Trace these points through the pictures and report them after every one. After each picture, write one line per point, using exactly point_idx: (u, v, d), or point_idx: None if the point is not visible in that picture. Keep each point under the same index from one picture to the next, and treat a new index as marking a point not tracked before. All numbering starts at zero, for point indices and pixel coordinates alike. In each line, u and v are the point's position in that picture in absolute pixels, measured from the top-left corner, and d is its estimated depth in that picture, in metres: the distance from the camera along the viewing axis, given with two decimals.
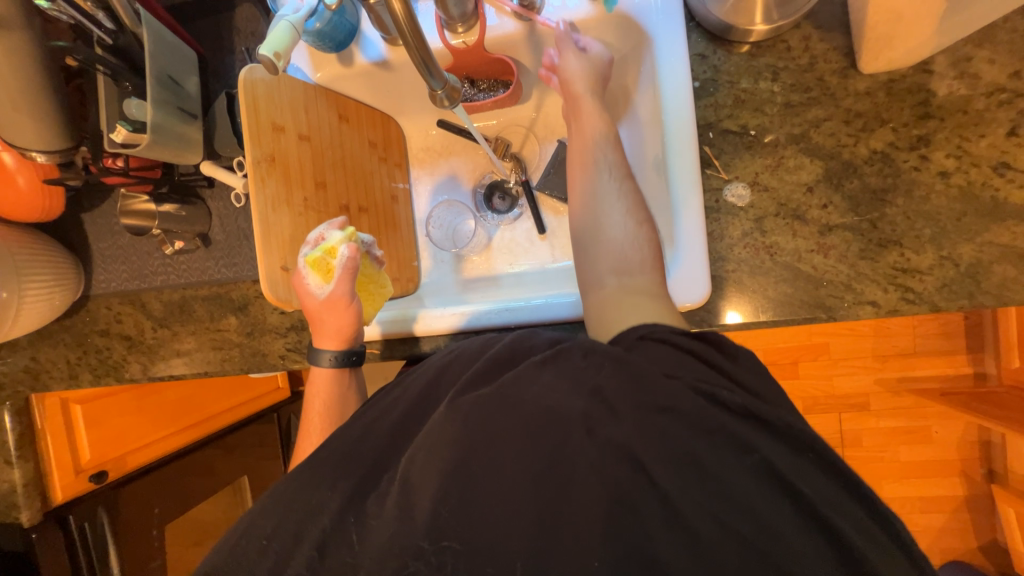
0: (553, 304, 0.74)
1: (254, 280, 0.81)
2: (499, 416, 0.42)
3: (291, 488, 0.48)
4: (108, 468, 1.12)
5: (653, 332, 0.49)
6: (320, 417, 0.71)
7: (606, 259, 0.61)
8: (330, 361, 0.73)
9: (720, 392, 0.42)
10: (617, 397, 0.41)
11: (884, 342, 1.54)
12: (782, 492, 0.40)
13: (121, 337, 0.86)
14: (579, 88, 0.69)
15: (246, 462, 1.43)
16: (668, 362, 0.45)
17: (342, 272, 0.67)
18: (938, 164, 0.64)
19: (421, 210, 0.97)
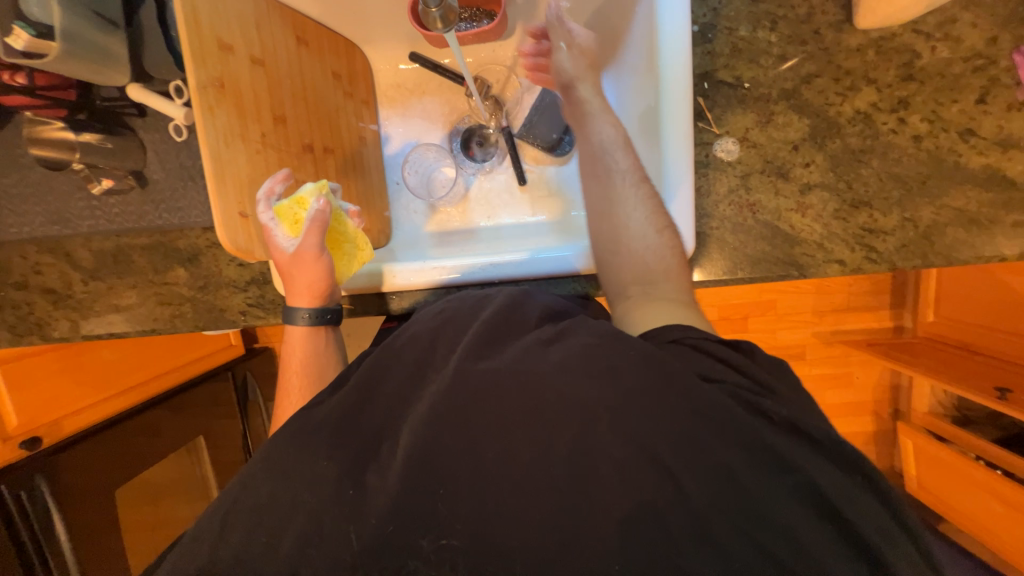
0: (537, 260, 0.73)
1: (205, 228, 0.72)
2: (517, 412, 0.44)
3: (286, 455, 0.46)
4: (41, 433, 1.03)
5: (686, 336, 0.50)
6: (299, 378, 0.65)
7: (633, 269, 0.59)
8: (305, 319, 0.67)
9: (759, 401, 0.43)
10: (633, 383, 0.43)
11: (823, 299, 1.68)
12: (778, 469, 0.40)
13: (42, 290, 0.75)
14: (584, 94, 0.67)
15: (199, 421, 1.36)
16: (693, 362, 0.47)
17: (311, 225, 0.62)
18: (913, 128, 0.66)
19: (392, 155, 0.90)
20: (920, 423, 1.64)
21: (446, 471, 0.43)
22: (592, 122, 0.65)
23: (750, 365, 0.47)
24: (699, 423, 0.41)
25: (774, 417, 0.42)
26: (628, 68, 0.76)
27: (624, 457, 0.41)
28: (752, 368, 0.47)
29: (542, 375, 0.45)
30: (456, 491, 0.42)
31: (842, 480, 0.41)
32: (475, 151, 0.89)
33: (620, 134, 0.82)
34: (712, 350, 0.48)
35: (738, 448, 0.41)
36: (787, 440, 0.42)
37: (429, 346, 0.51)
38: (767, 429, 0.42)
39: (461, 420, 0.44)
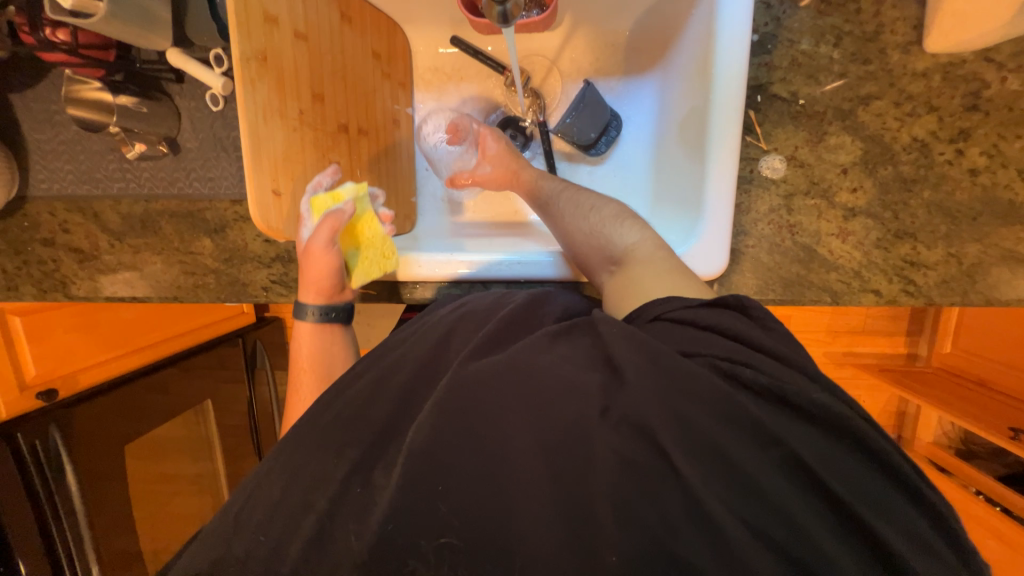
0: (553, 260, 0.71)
1: (234, 200, 0.72)
2: (516, 387, 0.43)
3: (308, 444, 0.47)
4: (57, 386, 1.05)
5: (671, 309, 0.50)
6: (311, 367, 0.66)
7: (593, 254, 0.65)
8: (313, 315, 0.68)
9: (742, 370, 0.42)
10: (629, 366, 0.43)
11: (839, 320, 1.66)
12: (816, 494, 0.39)
13: (69, 249, 0.75)
14: (511, 165, 0.79)
15: (204, 387, 1.37)
16: (681, 339, 0.46)
17: (329, 221, 0.61)
18: (970, 161, 0.63)
19: (424, 138, 0.87)
20: (921, 452, 1.61)
21: (444, 453, 0.41)
22: (529, 183, 0.76)
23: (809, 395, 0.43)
24: (716, 428, 0.40)
25: (792, 419, 0.41)
26: (678, 71, 0.73)
27: (629, 450, 0.39)
28: (770, 349, 0.44)
29: (549, 366, 0.44)
30: (454, 472, 0.40)
31: (872, 501, 0.39)
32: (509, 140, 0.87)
33: (659, 139, 0.80)
34: (695, 318, 0.48)
35: (756, 456, 0.39)
36: (803, 431, 0.41)
37: (447, 338, 0.52)
38: (776, 420, 0.41)
39: (461, 398, 0.43)
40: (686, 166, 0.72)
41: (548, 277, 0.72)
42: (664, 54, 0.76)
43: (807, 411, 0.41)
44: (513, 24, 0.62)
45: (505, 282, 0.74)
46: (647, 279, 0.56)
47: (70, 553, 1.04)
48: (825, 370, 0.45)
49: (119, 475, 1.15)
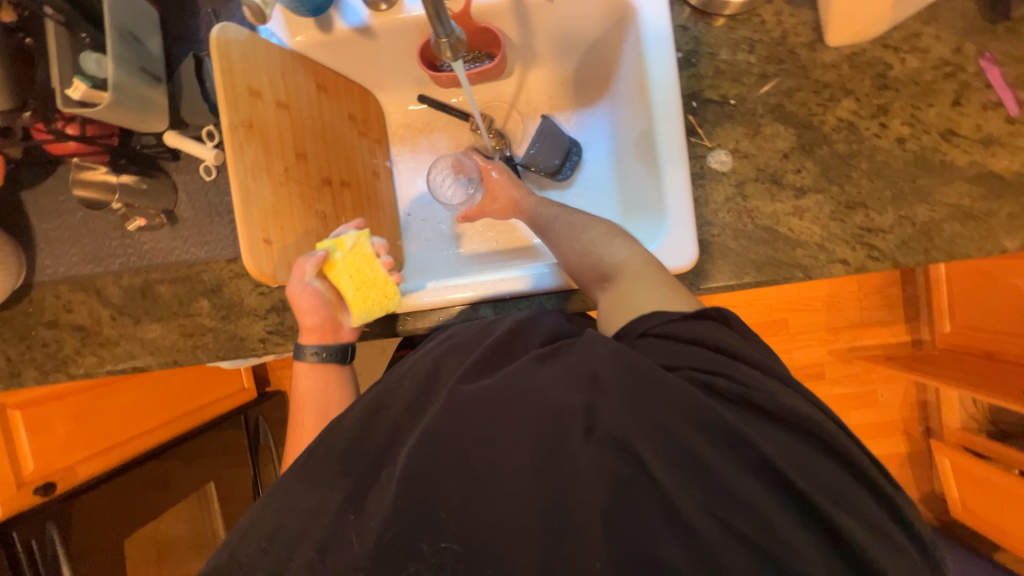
0: (532, 275, 0.74)
1: (229, 260, 0.76)
2: (495, 412, 0.43)
3: (296, 481, 0.47)
4: (57, 479, 1.01)
5: (651, 327, 0.50)
6: (312, 409, 0.69)
7: (590, 277, 0.66)
8: (312, 356, 0.70)
9: (717, 381, 0.43)
10: (612, 382, 0.42)
11: (835, 315, 1.67)
12: (785, 490, 0.39)
13: (71, 327, 0.78)
14: (512, 195, 0.83)
15: (210, 468, 1.38)
16: (663, 353, 0.47)
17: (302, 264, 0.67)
18: (895, 131, 0.69)
19: (403, 188, 0.95)
20: (954, 440, 1.56)
21: (432, 472, 0.41)
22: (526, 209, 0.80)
23: (742, 348, 0.46)
24: (689, 431, 0.40)
25: (761, 420, 0.41)
26: (622, 100, 0.82)
27: (612, 463, 0.39)
28: (732, 347, 0.46)
29: (533, 381, 0.44)
30: (441, 501, 0.41)
31: (832, 481, 0.40)
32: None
33: (618, 157, 0.87)
34: (679, 332, 0.48)
35: (733, 455, 0.39)
36: (771, 430, 0.41)
37: (436, 367, 0.50)
38: (743, 420, 0.41)
39: (442, 432, 0.43)
40: (643, 178, 0.78)
41: (532, 290, 0.74)
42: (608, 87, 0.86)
43: (776, 413, 0.42)
44: (462, 58, 0.68)
45: (492, 302, 0.76)
46: (638, 292, 0.58)
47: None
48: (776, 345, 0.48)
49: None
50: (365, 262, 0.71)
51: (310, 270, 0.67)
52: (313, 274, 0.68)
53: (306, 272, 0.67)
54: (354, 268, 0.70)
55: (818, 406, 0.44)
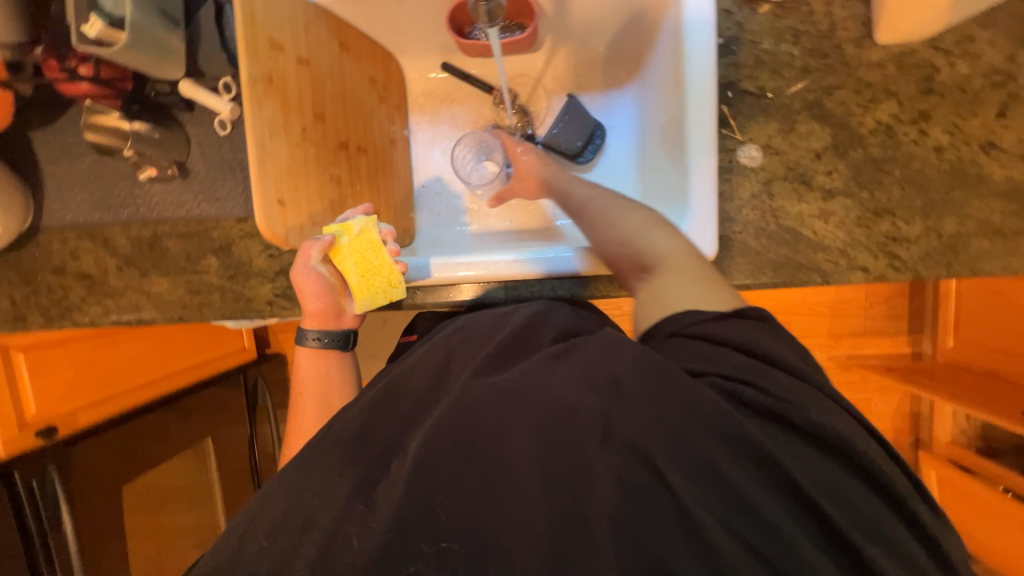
0: (546, 257, 0.73)
1: (239, 219, 0.75)
2: (511, 413, 0.42)
3: (302, 470, 0.46)
4: (57, 424, 1.03)
5: (685, 325, 0.49)
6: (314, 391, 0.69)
7: (623, 264, 0.61)
8: (314, 341, 0.71)
9: (746, 392, 0.42)
10: (633, 387, 0.42)
11: (839, 322, 1.67)
12: (805, 508, 0.39)
13: (77, 274, 0.77)
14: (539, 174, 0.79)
15: (206, 426, 1.37)
16: (692, 356, 0.46)
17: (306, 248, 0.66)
18: (934, 140, 0.67)
19: (419, 158, 0.93)
20: (943, 454, 1.58)
21: (442, 468, 0.41)
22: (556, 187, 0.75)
23: (783, 353, 0.45)
24: (711, 443, 0.39)
25: (788, 435, 0.41)
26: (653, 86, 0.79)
27: (627, 471, 0.39)
28: (770, 350, 0.45)
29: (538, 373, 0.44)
30: (447, 489, 0.40)
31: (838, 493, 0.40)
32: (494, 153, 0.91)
33: (641, 144, 0.85)
34: (711, 334, 0.47)
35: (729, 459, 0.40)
36: (798, 445, 0.41)
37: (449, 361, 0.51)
38: (767, 434, 0.40)
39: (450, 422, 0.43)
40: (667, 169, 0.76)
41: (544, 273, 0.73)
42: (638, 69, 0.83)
43: (805, 429, 0.41)
44: None
45: (502, 281, 0.75)
46: (674, 286, 0.54)
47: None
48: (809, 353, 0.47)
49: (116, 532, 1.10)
50: (371, 251, 0.69)
51: (314, 256, 0.66)
52: (318, 260, 0.67)
53: (311, 257, 0.66)
54: (359, 256, 0.68)
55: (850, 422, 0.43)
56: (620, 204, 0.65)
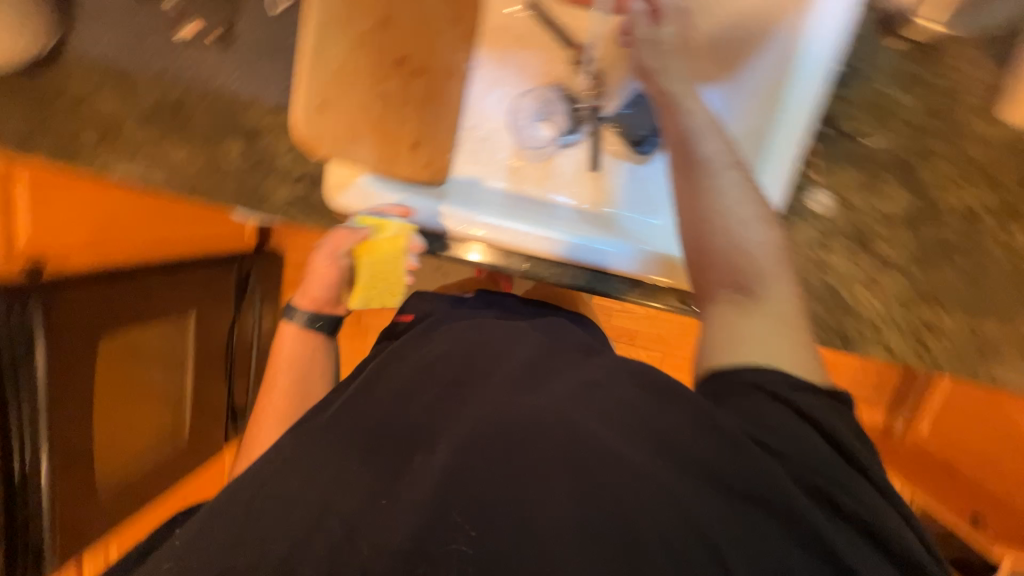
0: (573, 244, 0.77)
1: (275, 109, 0.70)
2: (545, 444, 0.46)
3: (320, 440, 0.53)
4: (42, 260, 1.02)
5: (766, 380, 0.45)
6: (287, 365, 0.80)
7: (713, 267, 0.51)
8: (298, 319, 0.82)
9: (819, 479, 0.42)
10: (683, 445, 0.44)
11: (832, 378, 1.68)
12: None
13: (94, 118, 0.73)
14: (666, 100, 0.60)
15: (193, 299, 1.37)
16: (759, 419, 0.44)
17: (340, 233, 0.74)
18: (1013, 240, 0.63)
19: (472, 99, 0.86)
20: None
21: (472, 474, 0.45)
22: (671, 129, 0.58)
23: (857, 444, 0.44)
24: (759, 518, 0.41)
25: (840, 522, 0.42)
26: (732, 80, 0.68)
27: (673, 533, 0.41)
28: (842, 434, 0.44)
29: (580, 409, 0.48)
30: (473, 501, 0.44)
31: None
32: (555, 116, 0.86)
33: None
34: (803, 403, 0.44)
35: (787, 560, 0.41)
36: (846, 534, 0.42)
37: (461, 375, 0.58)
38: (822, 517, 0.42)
39: (486, 441, 0.47)
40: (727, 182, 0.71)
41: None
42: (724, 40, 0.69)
43: (859, 514, 0.42)
44: None
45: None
46: (754, 330, 0.47)
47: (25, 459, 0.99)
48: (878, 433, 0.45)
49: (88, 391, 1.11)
50: (392, 261, 0.76)
51: (342, 248, 0.74)
52: (345, 251, 0.75)
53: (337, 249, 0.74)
54: (378, 258, 0.76)
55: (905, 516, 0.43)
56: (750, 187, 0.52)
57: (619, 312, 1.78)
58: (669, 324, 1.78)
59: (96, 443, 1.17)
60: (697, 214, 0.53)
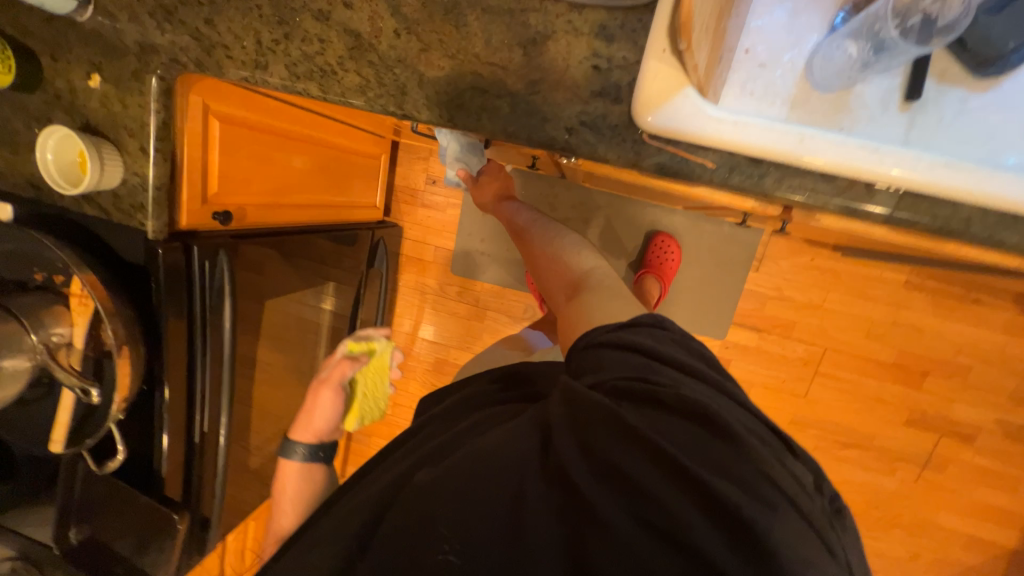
0: (984, 170, 0.51)
1: (570, 7, 0.57)
2: (450, 468, 0.58)
3: (321, 534, 0.64)
4: (232, 211, 0.94)
5: (596, 339, 0.67)
6: (287, 516, 0.84)
7: (557, 279, 0.90)
8: (299, 454, 0.89)
9: (644, 389, 0.59)
10: (552, 427, 0.58)
11: None
12: (689, 484, 0.53)
13: (341, 28, 0.62)
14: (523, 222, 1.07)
15: (334, 270, 1.28)
16: (598, 366, 0.64)
17: (341, 360, 0.97)
18: None
19: (757, 13, 0.69)
20: None
21: (425, 488, 0.57)
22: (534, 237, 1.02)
23: (635, 369, 0.62)
24: (607, 457, 0.54)
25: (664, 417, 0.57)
26: None
27: (552, 493, 0.54)
28: (656, 370, 0.62)
29: (481, 448, 0.59)
30: (408, 513, 0.56)
31: (735, 400, 0.63)
32: (925, 3, 0.60)
33: None
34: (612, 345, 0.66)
35: (706, 489, 0.52)
36: (672, 465, 0.53)
37: (432, 429, 0.74)
38: (650, 443, 0.54)
39: (439, 492, 0.56)
40: None
41: (984, 192, 0.51)
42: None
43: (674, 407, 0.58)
44: None
45: (900, 189, 0.53)
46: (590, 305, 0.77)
47: (206, 431, 0.90)
48: (643, 364, 0.62)
49: (254, 361, 1.02)
50: (379, 376, 1.07)
51: (349, 371, 0.97)
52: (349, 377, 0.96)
53: (346, 376, 0.96)
54: (373, 374, 1.07)
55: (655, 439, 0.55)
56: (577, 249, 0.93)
57: (774, 297, 1.59)
58: (836, 316, 1.56)
59: (249, 421, 1.07)
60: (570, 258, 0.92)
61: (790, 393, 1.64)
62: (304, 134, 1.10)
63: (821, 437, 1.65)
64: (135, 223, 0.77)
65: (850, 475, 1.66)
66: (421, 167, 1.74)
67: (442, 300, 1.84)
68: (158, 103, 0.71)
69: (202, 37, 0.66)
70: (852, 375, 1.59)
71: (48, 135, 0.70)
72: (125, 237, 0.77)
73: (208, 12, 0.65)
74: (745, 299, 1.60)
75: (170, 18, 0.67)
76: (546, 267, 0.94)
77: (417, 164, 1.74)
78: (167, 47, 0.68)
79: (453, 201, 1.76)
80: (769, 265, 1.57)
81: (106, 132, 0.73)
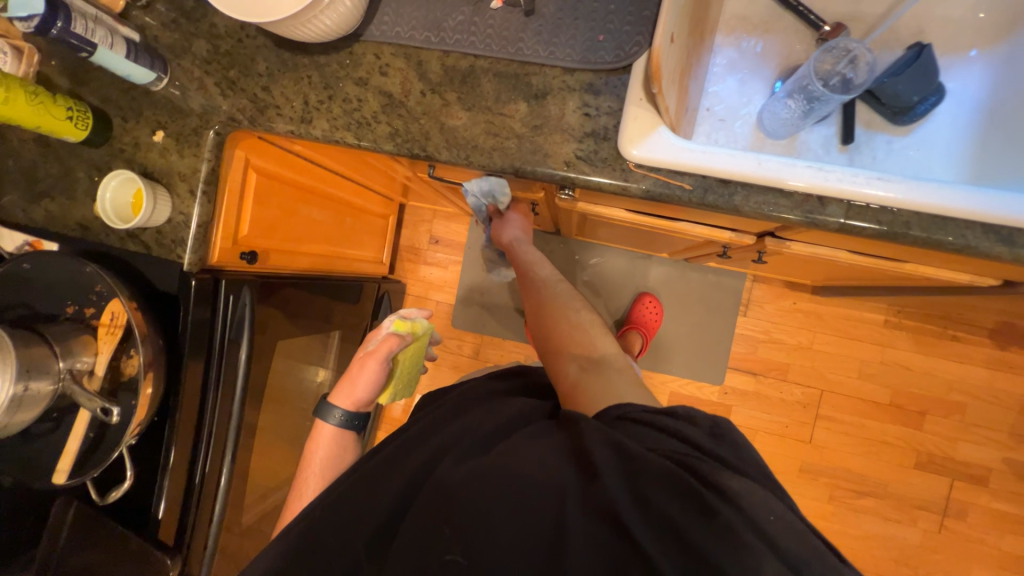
0: (929, 189, 0.61)
1: (565, 70, 0.71)
2: (486, 480, 0.56)
3: (319, 531, 0.61)
4: (257, 252, 1.02)
5: (627, 412, 0.69)
6: (316, 479, 0.82)
7: (572, 347, 0.84)
8: (338, 418, 0.87)
9: (693, 458, 0.60)
10: (600, 463, 0.57)
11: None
12: (739, 550, 0.51)
13: (376, 91, 0.76)
14: (542, 277, 0.98)
15: (342, 317, 1.33)
16: (641, 429, 0.65)
17: (388, 336, 0.96)
18: None
19: (713, 81, 0.86)
20: None
21: (447, 490, 0.56)
22: (547, 292, 0.95)
23: (692, 443, 0.63)
24: (659, 501, 0.54)
25: (719, 490, 0.56)
26: (970, 102, 0.81)
27: (597, 533, 0.53)
28: (697, 438, 0.64)
29: (524, 461, 0.58)
30: (436, 520, 0.55)
31: (785, 500, 0.60)
32: (840, 69, 0.78)
33: (995, 121, 0.79)
34: (643, 415, 0.68)
35: (756, 560, 0.51)
36: (725, 518, 0.53)
37: (440, 415, 0.72)
38: (705, 501, 0.54)
39: (472, 499, 0.54)
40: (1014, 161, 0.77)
41: (918, 202, 0.61)
42: (955, 53, 0.82)
43: (729, 483, 0.57)
44: None
45: (848, 201, 0.64)
46: (604, 385, 0.76)
47: (207, 470, 0.88)
48: (692, 438, 0.63)
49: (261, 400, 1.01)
50: (417, 357, 1.04)
51: (394, 350, 0.94)
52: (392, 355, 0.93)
53: (390, 353, 0.93)
54: (411, 358, 1.03)
55: (711, 498, 0.54)
56: (592, 321, 0.88)
57: (765, 340, 1.65)
58: (827, 356, 1.61)
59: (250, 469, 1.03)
60: (581, 324, 0.88)
61: (795, 439, 1.62)
62: (326, 191, 1.23)
63: (832, 485, 1.60)
64: (174, 256, 0.84)
65: (869, 527, 1.58)
66: (426, 228, 1.87)
67: (442, 354, 1.86)
68: (212, 155, 0.83)
69: (258, 101, 0.80)
70: (851, 417, 1.60)
71: (112, 178, 0.81)
72: (163, 270, 0.84)
73: (266, 81, 0.79)
74: (738, 343, 1.66)
75: (232, 87, 0.81)
76: (558, 327, 0.88)
77: (421, 226, 1.88)
78: (226, 109, 0.81)
79: (454, 259, 1.86)
80: (757, 309, 1.65)
81: (160, 177, 0.84)
